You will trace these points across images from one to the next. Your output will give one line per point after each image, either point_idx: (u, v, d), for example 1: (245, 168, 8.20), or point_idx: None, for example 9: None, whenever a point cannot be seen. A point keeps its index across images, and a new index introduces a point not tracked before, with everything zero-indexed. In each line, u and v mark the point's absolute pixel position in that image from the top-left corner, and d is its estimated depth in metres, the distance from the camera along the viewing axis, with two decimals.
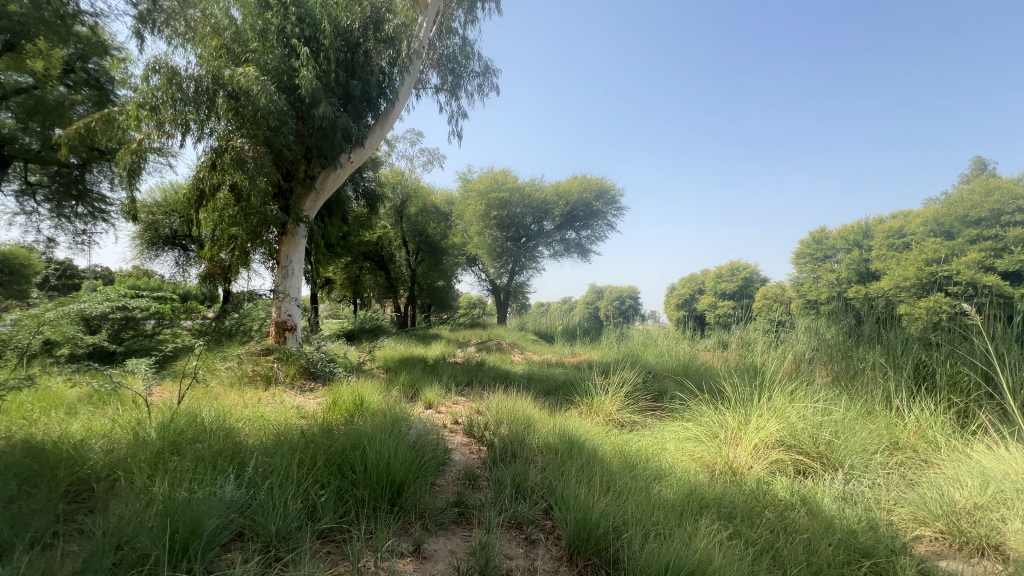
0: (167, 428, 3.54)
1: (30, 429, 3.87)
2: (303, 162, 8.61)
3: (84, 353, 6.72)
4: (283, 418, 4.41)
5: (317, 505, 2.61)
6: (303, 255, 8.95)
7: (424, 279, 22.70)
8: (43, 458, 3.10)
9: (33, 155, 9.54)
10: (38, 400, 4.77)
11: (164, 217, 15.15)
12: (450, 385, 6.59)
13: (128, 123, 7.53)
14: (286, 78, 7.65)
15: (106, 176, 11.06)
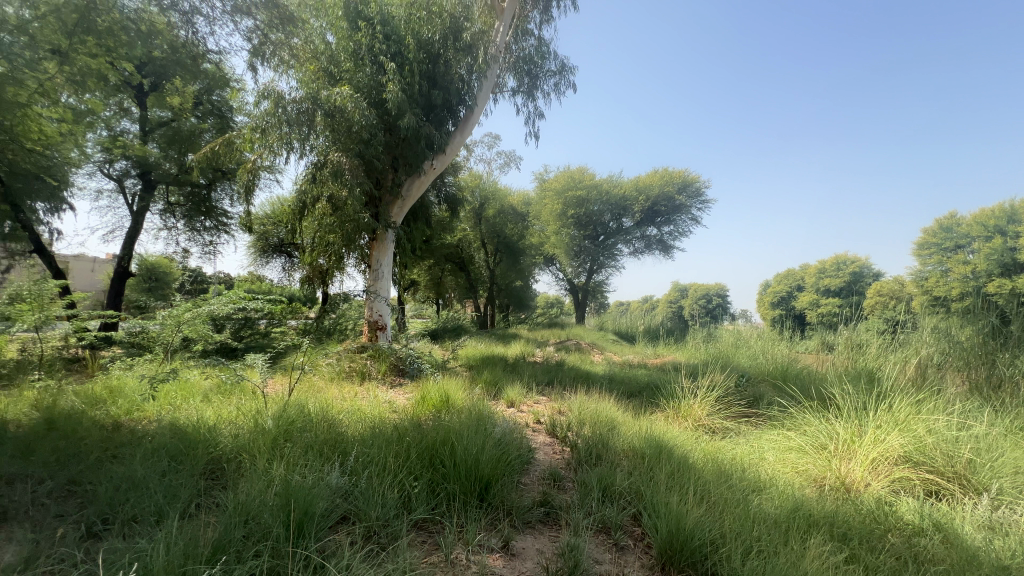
0: (281, 417, 3.95)
1: (175, 414, 4.52)
2: (390, 171, 9.16)
3: (213, 348, 7.69)
4: (377, 412, 4.72)
5: (411, 496, 2.76)
6: (392, 259, 9.51)
7: (502, 279, 23.09)
8: (187, 439, 3.61)
9: (173, 179, 11.09)
10: (180, 389, 5.55)
11: (273, 228, 16.88)
12: (531, 384, 6.64)
13: (244, 145, 8.49)
14: (375, 94, 8.24)
15: (227, 193, 12.53)
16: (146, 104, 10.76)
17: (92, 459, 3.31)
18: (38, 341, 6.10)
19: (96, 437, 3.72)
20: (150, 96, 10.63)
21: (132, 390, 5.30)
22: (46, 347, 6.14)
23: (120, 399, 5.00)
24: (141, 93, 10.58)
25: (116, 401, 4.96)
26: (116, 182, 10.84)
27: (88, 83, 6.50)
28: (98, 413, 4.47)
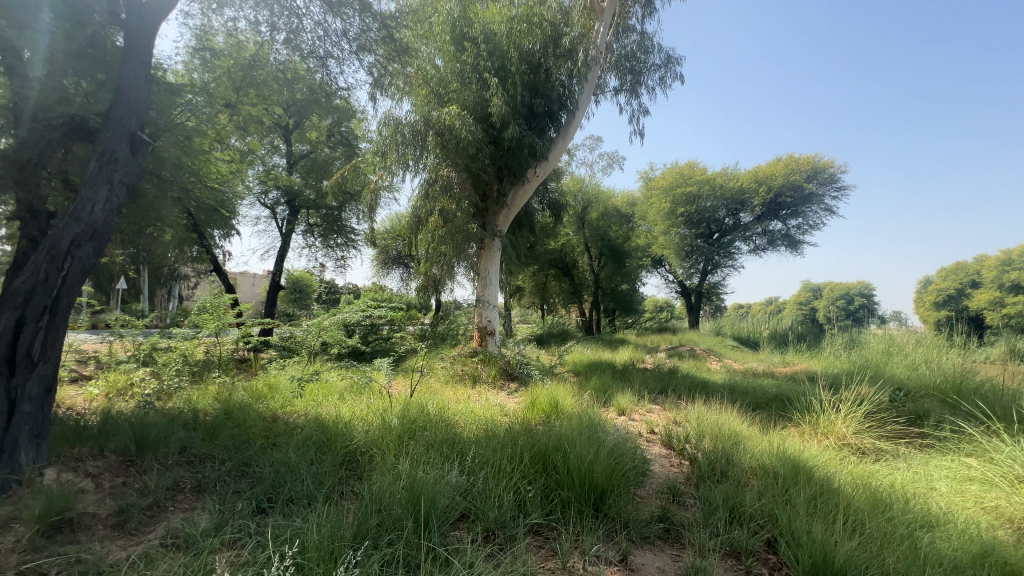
0: (405, 416, 4.27)
1: (319, 410, 5.14)
2: (496, 181, 9.53)
3: (346, 351, 8.62)
4: (490, 415, 4.89)
5: (526, 500, 2.81)
6: (499, 266, 9.82)
7: (607, 283, 22.59)
8: (328, 433, 4.07)
9: (312, 203, 12.69)
10: (322, 386, 6.30)
11: (392, 242, 18.46)
12: (642, 392, 6.37)
13: (368, 169, 9.43)
14: (480, 109, 8.64)
15: (355, 213, 13.99)
16: (291, 140, 12.47)
17: (257, 445, 3.90)
18: (217, 344, 7.35)
19: (260, 426, 4.38)
20: (294, 133, 12.31)
21: (286, 387, 6.14)
22: (223, 349, 7.40)
23: (276, 395, 5.83)
24: (287, 132, 12.29)
25: (274, 396, 5.80)
26: (270, 209, 12.68)
27: (249, 128, 7.74)
28: (260, 406, 5.25)
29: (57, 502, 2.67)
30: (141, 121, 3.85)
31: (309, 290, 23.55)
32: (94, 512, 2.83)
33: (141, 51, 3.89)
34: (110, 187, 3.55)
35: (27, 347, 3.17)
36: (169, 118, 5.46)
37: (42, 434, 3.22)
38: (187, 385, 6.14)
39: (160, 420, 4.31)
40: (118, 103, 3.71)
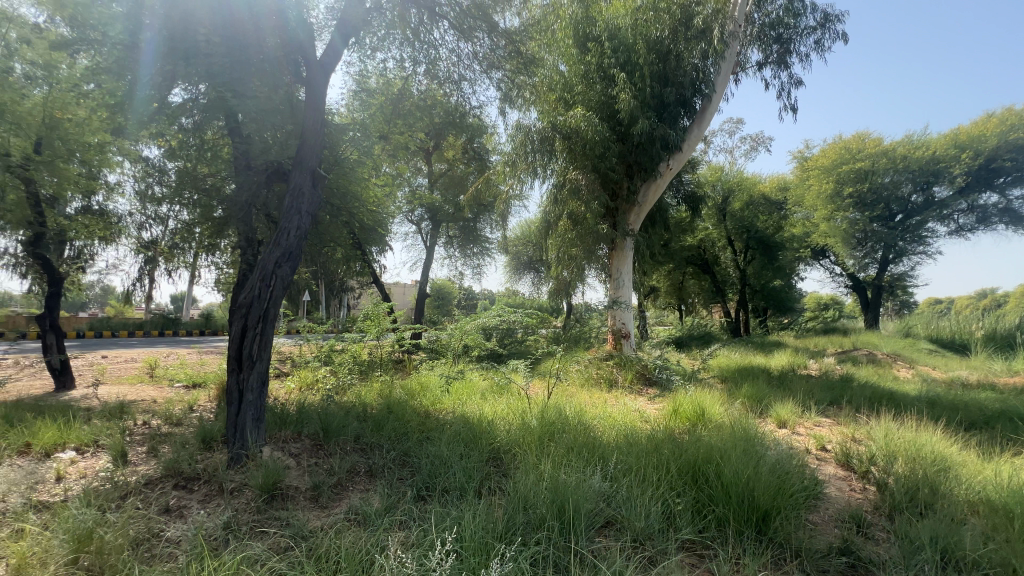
0: (543, 418, 4.36)
1: (465, 409, 5.52)
2: (625, 179, 9.27)
3: (485, 354, 9.13)
4: (629, 421, 4.74)
5: (676, 514, 2.65)
6: (631, 266, 9.51)
7: (756, 279, 20.34)
8: (473, 430, 4.33)
9: (451, 216, 13.68)
10: (466, 386, 6.77)
11: (523, 247, 19.06)
12: (806, 402, 5.57)
13: (498, 180, 9.87)
14: (607, 108, 8.51)
15: (489, 222, 14.73)
16: (430, 160, 13.64)
17: (415, 438, 4.34)
18: (378, 347, 8.37)
19: (416, 421, 4.86)
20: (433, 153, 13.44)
21: (435, 386, 6.72)
22: (382, 351, 8.41)
23: (428, 393, 6.42)
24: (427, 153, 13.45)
25: (425, 394, 6.38)
26: (416, 225, 14.00)
27: (396, 154, 8.68)
28: (415, 403, 5.83)
29: (271, 475, 3.28)
30: (319, 158, 4.60)
31: (450, 297, 25.50)
32: (296, 485, 3.41)
33: (317, 100, 4.65)
34: (300, 216, 4.30)
35: (249, 348, 3.97)
36: (338, 154, 6.42)
37: (260, 418, 3.97)
38: (357, 382, 7.11)
39: (339, 411, 5.05)
40: (303, 146, 4.50)
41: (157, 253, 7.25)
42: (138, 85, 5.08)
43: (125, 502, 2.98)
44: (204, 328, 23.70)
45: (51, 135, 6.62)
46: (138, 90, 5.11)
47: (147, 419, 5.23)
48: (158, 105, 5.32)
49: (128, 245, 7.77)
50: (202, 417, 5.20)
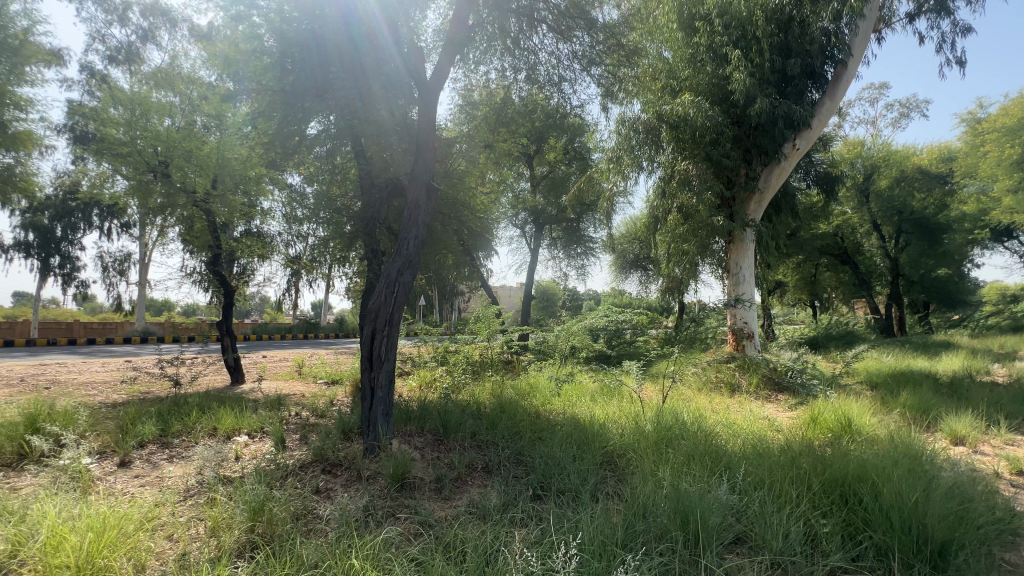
0: (658, 423, 4.17)
1: (576, 410, 5.48)
2: (743, 165, 8.54)
3: (593, 355, 8.99)
4: (757, 429, 4.33)
5: (822, 536, 2.36)
6: (752, 261, 8.86)
7: (912, 269, 17.33)
8: (585, 432, 4.28)
9: (555, 218, 13.70)
10: (576, 388, 6.74)
11: (629, 245, 18.47)
12: (992, 416, 4.59)
13: (601, 178, 9.69)
14: (719, 90, 7.93)
15: (592, 221, 14.51)
16: (533, 164, 13.73)
17: (527, 437, 4.42)
18: (489, 348, 8.70)
19: (527, 421, 4.94)
20: (535, 157, 13.53)
21: (545, 388, 6.78)
22: (493, 352, 8.71)
23: (539, 394, 6.50)
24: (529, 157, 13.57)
25: (536, 395, 6.46)
26: (520, 229, 14.26)
27: (499, 161, 8.95)
28: (525, 403, 5.94)
29: (400, 466, 3.56)
30: (432, 172, 4.94)
31: (555, 299, 25.60)
32: (421, 477, 3.68)
33: (428, 118, 5.00)
34: (417, 227, 4.64)
35: (378, 349, 4.37)
36: (447, 166, 6.82)
37: (389, 413, 4.35)
38: (470, 381, 7.45)
39: (456, 409, 5.35)
40: (418, 163, 4.84)
41: (300, 267, 8.34)
42: (284, 123, 5.90)
43: (285, 481, 3.46)
44: (338, 331, 26.72)
45: (222, 172, 8.01)
46: (284, 127, 5.94)
47: (298, 411, 6.04)
48: (300, 139, 6.14)
49: (280, 261, 9.04)
50: (341, 410, 5.86)
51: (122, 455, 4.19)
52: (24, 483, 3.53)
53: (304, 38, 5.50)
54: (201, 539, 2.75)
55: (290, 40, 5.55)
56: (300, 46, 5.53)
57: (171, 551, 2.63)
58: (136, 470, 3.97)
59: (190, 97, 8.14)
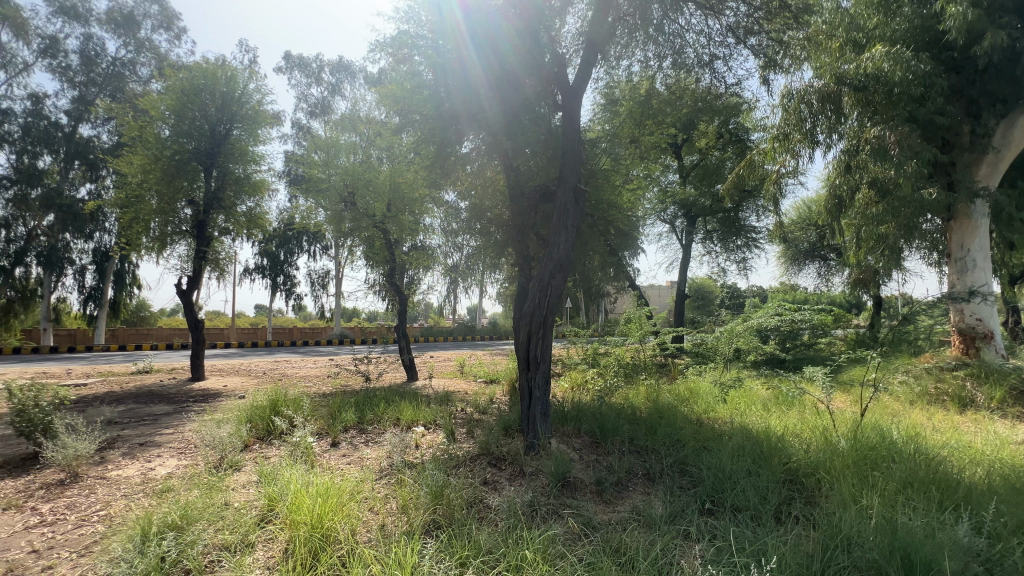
0: (857, 440, 3.55)
1: (747, 420, 4.95)
2: (967, 120, 6.97)
3: (763, 359, 8.04)
4: (1008, 457, 3.38)
5: None
6: (988, 241, 7.06)
7: None
8: (761, 443, 3.84)
9: (709, 210, 12.63)
10: (744, 395, 6.11)
11: (803, 233, 16.12)
12: None
13: (763, 160, 8.65)
14: (929, 34, 6.63)
15: (754, 209, 12.99)
16: (681, 155, 12.79)
17: (691, 446, 4.15)
18: (642, 350, 8.41)
19: (690, 429, 4.63)
20: (683, 146, 12.59)
21: (707, 393, 6.28)
22: (645, 354, 8.37)
23: (700, 399, 6.05)
24: (676, 147, 12.68)
25: (697, 401, 6.02)
26: (669, 225, 13.44)
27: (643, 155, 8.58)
28: (686, 409, 5.56)
29: (560, 465, 3.65)
30: (578, 174, 4.97)
31: (712, 298, 23.63)
32: (582, 478, 3.71)
33: (572, 122, 5.07)
34: (566, 230, 4.71)
35: (534, 350, 4.55)
36: (593, 167, 6.79)
37: (547, 413, 4.49)
38: (623, 384, 7.25)
39: (611, 412, 5.26)
40: (564, 167, 4.93)
41: (458, 275, 9.13)
42: (442, 146, 6.58)
43: (459, 471, 3.81)
44: (492, 334, 28.57)
45: (393, 196, 9.23)
46: (443, 150, 6.63)
47: (463, 407, 6.61)
48: (455, 158, 6.77)
49: (441, 271, 10.03)
50: (500, 408, 6.25)
51: (333, 436, 5.10)
52: (272, 454, 4.54)
53: (455, 66, 6.07)
54: (394, 513, 3.19)
55: (444, 71, 6.17)
56: (453, 74, 6.11)
57: (374, 521, 3.10)
58: (343, 451, 4.79)
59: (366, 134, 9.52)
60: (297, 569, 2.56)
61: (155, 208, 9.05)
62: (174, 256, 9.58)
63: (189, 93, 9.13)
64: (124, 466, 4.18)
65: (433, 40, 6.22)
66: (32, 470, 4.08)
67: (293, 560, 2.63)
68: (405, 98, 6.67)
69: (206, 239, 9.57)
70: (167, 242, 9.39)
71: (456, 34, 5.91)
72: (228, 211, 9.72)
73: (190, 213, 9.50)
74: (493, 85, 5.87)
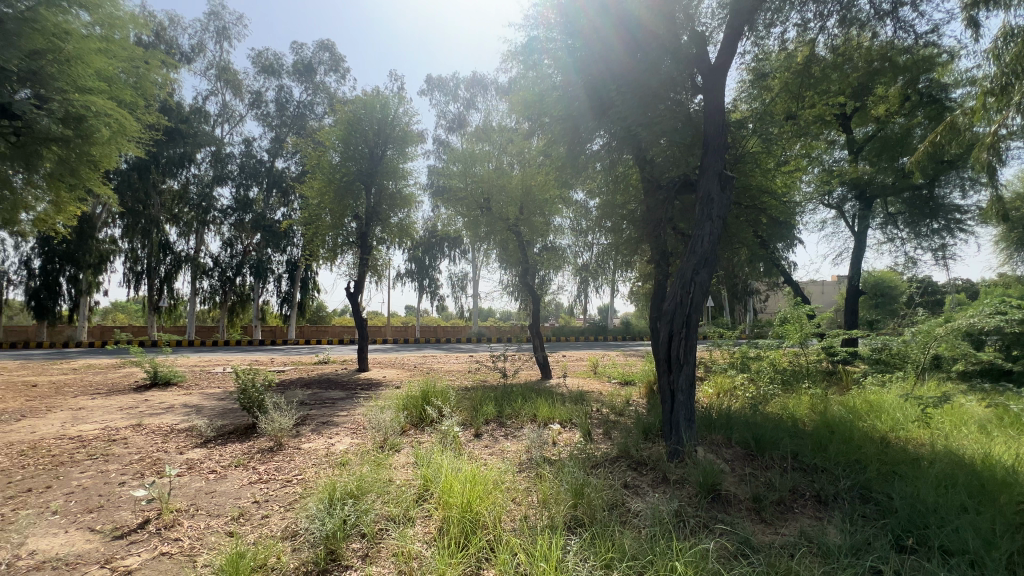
0: None
1: (956, 444, 4.03)
2: None
3: (975, 370, 6.45)
4: None
5: None
6: None
7: None
8: (980, 479, 3.15)
9: (891, 188, 10.40)
10: (949, 414, 4.97)
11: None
12: None
13: (971, 122, 6.94)
14: None
15: (956, 183, 10.39)
16: (851, 126, 10.91)
17: (876, 469, 3.54)
18: (802, 355, 7.38)
19: (873, 449, 3.94)
20: (854, 116, 10.70)
21: (894, 409, 5.25)
22: (807, 359, 7.33)
23: (885, 415, 5.08)
24: (844, 118, 10.84)
25: (880, 416, 5.07)
26: (836, 209, 11.55)
27: (800, 133, 7.52)
28: (865, 424, 4.72)
29: (710, 476, 3.36)
30: (724, 161, 4.54)
31: (896, 295, 19.75)
32: (735, 492, 3.38)
33: (715, 104, 4.67)
34: (711, 222, 4.35)
35: (676, 352, 4.27)
36: (740, 151, 6.15)
37: (691, 418, 4.18)
38: (781, 392, 6.44)
39: (767, 422, 4.71)
40: (708, 153, 4.54)
41: (589, 275, 9.06)
42: (573, 145, 6.56)
43: (598, 471, 3.75)
44: (625, 334, 27.72)
45: (525, 200, 9.54)
46: (574, 149, 6.61)
47: (599, 407, 6.52)
48: (586, 156, 6.69)
49: (572, 271, 10.06)
50: (638, 410, 6.03)
51: (476, 428, 5.44)
52: (425, 439, 5.02)
53: (587, 63, 6.05)
54: (535, 506, 3.26)
55: (575, 70, 6.18)
56: (585, 71, 6.10)
57: (517, 511, 3.21)
58: (486, 442, 5.07)
59: (498, 142, 9.96)
60: (451, 546, 2.78)
61: (330, 223, 10.70)
62: (344, 264, 11.19)
63: (353, 123, 10.61)
64: (313, 440, 5.02)
65: (564, 40, 6.26)
66: (253, 437, 5.12)
67: (448, 538, 2.86)
68: (536, 102, 6.79)
69: (367, 248, 11.01)
70: (339, 252, 11.02)
71: (587, 31, 5.88)
72: (384, 223, 11.05)
73: (355, 226, 11.01)
74: (625, 77, 5.69)
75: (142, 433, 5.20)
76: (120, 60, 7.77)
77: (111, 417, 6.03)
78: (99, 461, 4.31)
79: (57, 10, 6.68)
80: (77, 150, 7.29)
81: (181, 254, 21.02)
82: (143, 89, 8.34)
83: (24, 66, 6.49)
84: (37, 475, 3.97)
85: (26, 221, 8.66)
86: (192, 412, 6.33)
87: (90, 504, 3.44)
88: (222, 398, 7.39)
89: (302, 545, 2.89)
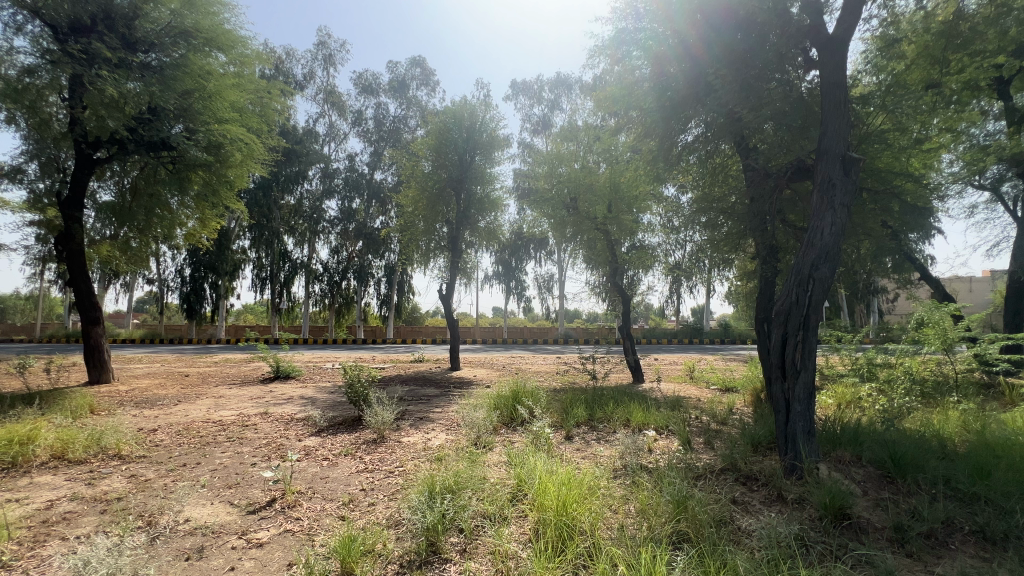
0: None
1: None
2: None
3: None
4: None
5: None
6: None
7: None
8: None
9: None
10: None
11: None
12: None
13: None
14: None
15: None
16: (1010, 91, 9.15)
17: None
18: (949, 362, 6.34)
19: None
20: (1014, 80, 8.94)
21: None
22: (955, 369, 6.27)
23: None
24: (1001, 83, 9.12)
25: None
26: (991, 190, 9.98)
27: (942, 103, 6.47)
28: None
29: (839, 497, 2.96)
30: (848, 141, 4.02)
31: None
32: (871, 519, 2.96)
33: (837, 77, 4.15)
34: (832, 211, 3.87)
35: (792, 356, 3.84)
36: (864, 130, 5.43)
37: (811, 432, 3.74)
38: (920, 406, 5.55)
39: (907, 439, 4.07)
40: (825, 134, 4.05)
41: (682, 274, 8.56)
42: (666, 138, 6.21)
43: (703, 484, 3.48)
44: (723, 337, 25.74)
45: (614, 198, 9.24)
46: (666, 142, 6.26)
47: (698, 415, 6.09)
48: (679, 148, 6.36)
49: (664, 270, 9.57)
50: (742, 420, 5.55)
51: (568, 430, 5.36)
52: (516, 439, 5.07)
53: (681, 50, 5.74)
54: (633, 516, 3.09)
55: (666, 59, 5.90)
56: (678, 59, 5.81)
57: (614, 519, 3.07)
58: (578, 445, 4.98)
59: (584, 141, 9.80)
60: (548, 550, 2.74)
61: (423, 229, 11.29)
62: (436, 267, 11.70)
63: (444, 133, 11.04)
64: (412, 434, 5.27)
65: (657, 28, 5.96)
66: (359, 428, 5.52)
67: (545, 541, 2.82)
68: (622, 97, 6.55)
69: (458, 252, 11.42)
70: (431, 255, 11.54)
71: (684, 14, 5.55)
72: (472, 227, 11.43)
73: (446, 231, 11.50)
74: (728, 58, 5.29)
75: (269, 421, 5.83)
76: (249, 92, 8.79)
77: (244, 404, 6.87)
78: (235, 443, 4.92)
79: (202, 54, 7.84)
80: (217, 173, 8.39)
81: (297, 261, 23.48)
82: (267, 116, 9.32)
83: (178, 104, 7.64)
84: (189, 452, 4.63)
85: (180, 236, 10.10)
86: (308, 403, 7.02)
87: (229, 480, 3.93)
88: (332, 392, 8.07)
89: (405, 534, 3.02)
